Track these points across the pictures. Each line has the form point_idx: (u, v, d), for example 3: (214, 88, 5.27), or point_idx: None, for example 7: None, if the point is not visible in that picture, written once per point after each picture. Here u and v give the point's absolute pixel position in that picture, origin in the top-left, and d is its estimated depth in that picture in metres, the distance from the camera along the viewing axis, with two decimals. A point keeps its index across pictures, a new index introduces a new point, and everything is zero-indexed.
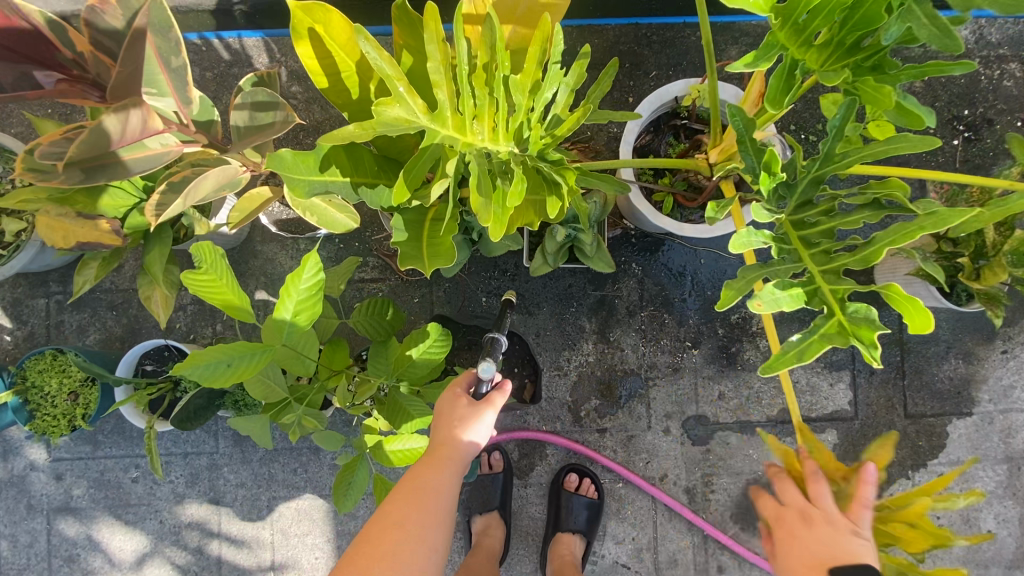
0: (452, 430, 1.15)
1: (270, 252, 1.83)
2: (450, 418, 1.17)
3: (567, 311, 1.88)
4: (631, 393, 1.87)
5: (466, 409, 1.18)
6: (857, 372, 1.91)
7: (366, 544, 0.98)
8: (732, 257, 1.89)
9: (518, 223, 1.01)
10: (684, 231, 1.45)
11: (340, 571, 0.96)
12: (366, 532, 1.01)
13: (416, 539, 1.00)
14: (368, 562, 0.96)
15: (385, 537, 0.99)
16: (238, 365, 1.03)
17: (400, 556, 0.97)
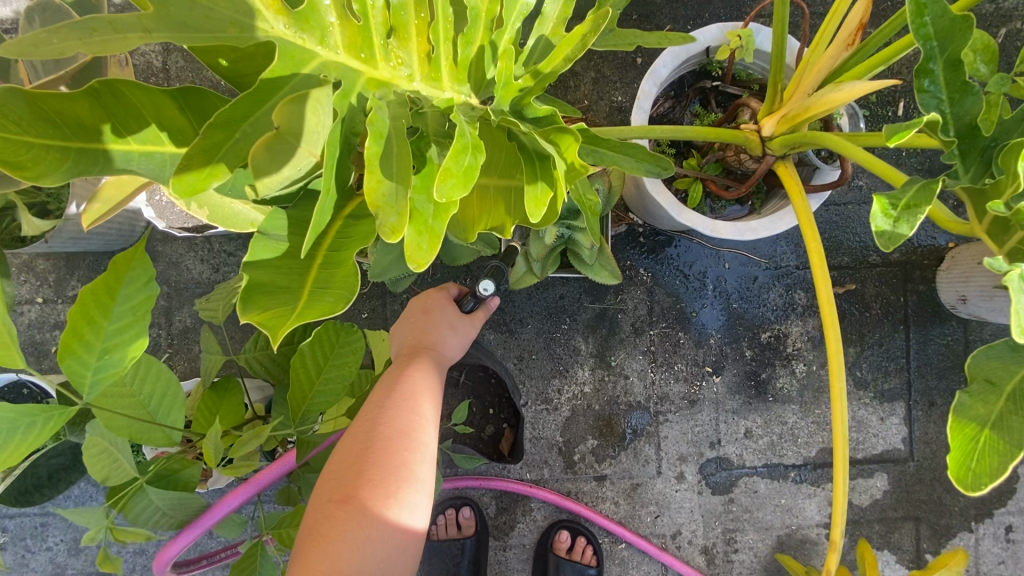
0: (444, 333, 1.00)
1: (174, 254, 1.43)
2: (434, 325, 1.00)
3: (557, 329, 1.49)
4: (637, 432, 1.50)
5: (451, 315, 1.03)
6: (913, 403, 1.55)
7: (363, 456, 0.79)
8: (762, 262, 1.52)
9: (484, 222, 0.64)
10: (718, 232, 1.06)
11: (335, 487, 0.77)
12: (358, 443, 0.81)
13: (424, 444, 0.83)
14: (372, 473, 0.78)
15: (389, 443, 0.81)
16: (5, 444, 0.69)
17: (409, 463, 0.80)
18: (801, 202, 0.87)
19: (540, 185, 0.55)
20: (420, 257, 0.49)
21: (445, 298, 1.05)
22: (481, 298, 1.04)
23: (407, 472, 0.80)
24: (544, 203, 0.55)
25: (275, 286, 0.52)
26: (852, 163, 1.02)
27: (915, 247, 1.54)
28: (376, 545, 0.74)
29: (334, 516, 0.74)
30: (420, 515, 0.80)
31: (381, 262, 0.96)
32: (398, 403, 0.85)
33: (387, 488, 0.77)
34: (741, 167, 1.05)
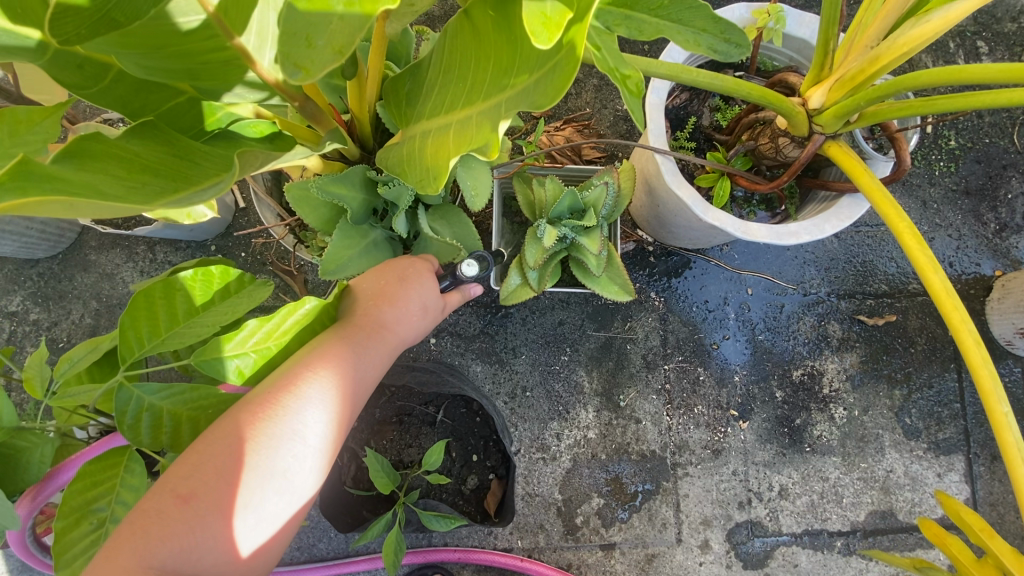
0: (404, 313, 0.75)
1: (109, 265, 1.23)
2: (394, 290, 0.75)
3: (555, 362, 1.27)
4: (650, 490, 1.24)
5: (426, 291, 0.77)
6: (974, 456, 1.31)
7: (237, 448, 0.59)
8: (789, 289, 1.33)
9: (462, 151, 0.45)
10: (753, 233, 0.90)
11: (186, 474, 0.57)
12: (238, 430, 0.59)
13: (316, 451, 0.63)
14: (228, 466, 0.58)
15: (272, 438, 0.61)
16: None
17: (288, 469, 0.61)
18: (870, 180, 0.73)
19: (553, 2, 0.32)
20: (309, 58, 0.34)
21: (428, 268, 0.80)
22: (459, 279, 0.84)
23: (282, 482, 0.61)
24: (564, 26, 0.31)
25: (77, 186, 0.36)
26: (910, 152, 0.85)
27: (958, 275, 1.39)
28: (206, 557, 0.56)
29: (168, 511, 0.56)
30: (278, 534, 0.61)
31: (337, 255, 0.79)
32: (287, 383, 0.62)
33: (248, 492, 0.59)
34: (779, 156, 0.88)
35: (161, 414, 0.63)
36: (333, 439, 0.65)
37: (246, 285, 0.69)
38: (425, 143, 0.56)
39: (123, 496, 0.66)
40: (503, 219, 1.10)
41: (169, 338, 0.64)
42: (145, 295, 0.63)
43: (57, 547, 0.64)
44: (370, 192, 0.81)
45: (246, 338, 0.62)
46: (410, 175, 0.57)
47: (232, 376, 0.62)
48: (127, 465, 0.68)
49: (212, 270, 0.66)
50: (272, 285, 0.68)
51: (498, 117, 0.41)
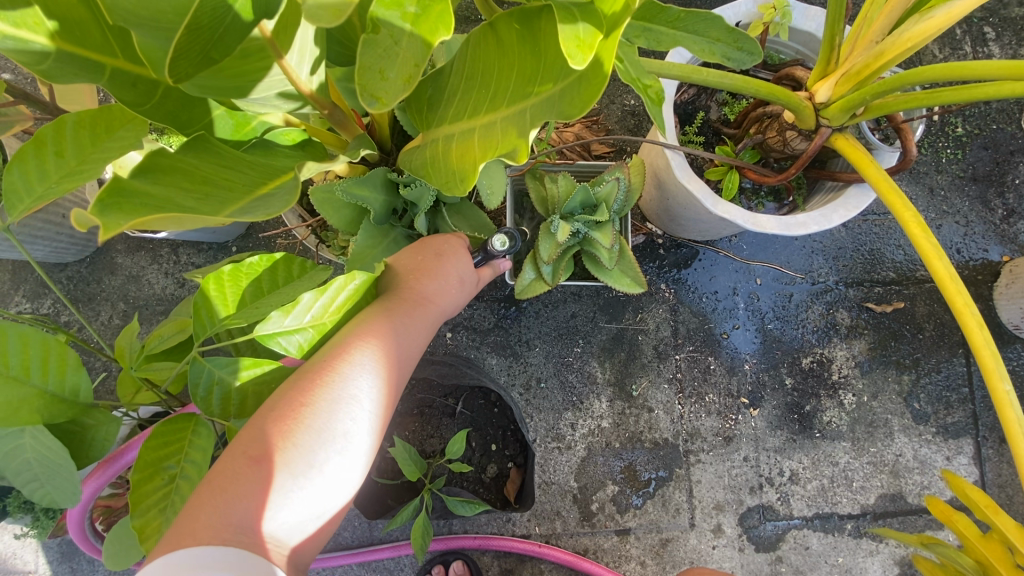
0: (443, 286, 0.78)
1: (135, 267, 1.27)
2: (435, 264, 0.78)
3: (569, 354, 1.30)
4: (664, 476, 1.28)
5: (464, 264, 0.80)
6: (982, 439, 1.33)
7: (297, 413, 0.62)
8: (797, 278, 1.35)
9: (489, 154, 0.48)
10: (761, 224, 0.92)
11: (256, 437, 0.61)
12: (299, 395, 0.63)
13: (371, 415, 0.66)
14: (292, 430, 0.62)
15: (331, 402, 0.64)
16: None
17: (347, 431, 0.64)
18: (876, 170, 0.75)
19: (584, 24, 0.36)
20: (384, 90, 0.41)
21: (461, 242, 0.82)
22: (490, 254, 0.84)
23: (343, 443, 0.64)
24: (595, 47, 0.35)
25: (160, 198, 0.41)
26: (915, 143, 0.87)
27: (965, 262, 1.40)
28: (280, 512, 0.60)
29: (241, 471, 0.59)
30: (342, 494, 0.65)
31: (363, 254, 0.82)
32: (340, 351, 0.65)
33: (312, 452, 0.62)
34: (787, 149, 0.90)
35: (230, 390, 0.66)
36: (384, 403, 0.69)
37: (307, 270, 0.71)
38: (449, 146, 0.59)
39: (193, 456, 0.71)
40: (516, 215, 1.13)
41: (235, 316, 0.67)
42: (211, 278, 0.65)
43: (133, 496, 0.67)
44: (390, 193, 0.84)
45: (304, 313, 0.61)
46: (435, 177, 0.60)
47: (291, 348, 0.63)
48: (195, 428, 0.72)
49: (275, 255, 0.68)
50: (332, 270, 0.69)
51: (523, 125, 0.43)
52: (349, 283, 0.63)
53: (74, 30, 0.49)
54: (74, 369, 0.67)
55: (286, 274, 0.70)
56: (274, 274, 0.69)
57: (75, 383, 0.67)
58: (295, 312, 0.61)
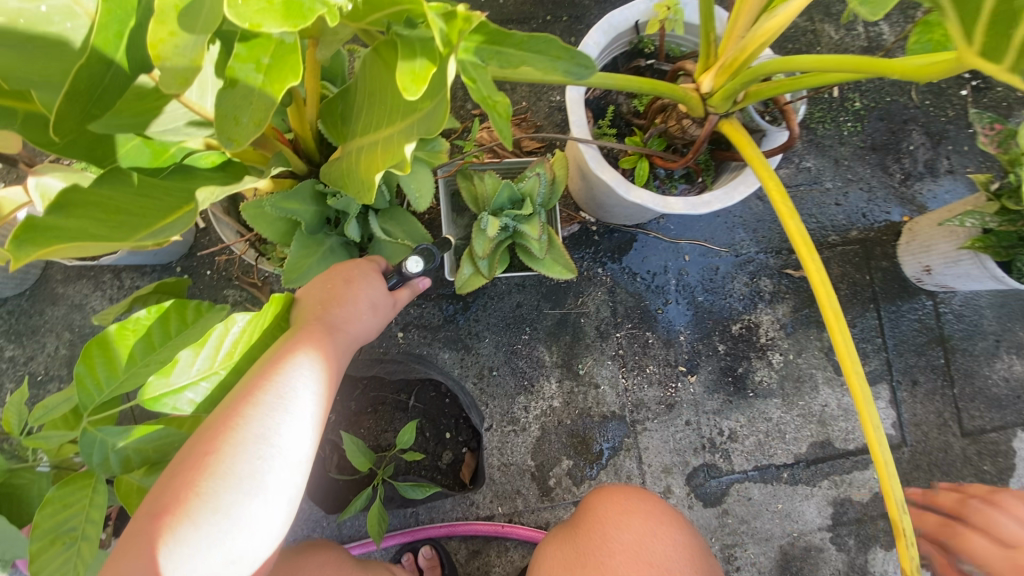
0: (354, 311, 0.82)
1: (78, 296, 1.27)
2: (346, 295, 0.82)
3: (517, 341, 1.37)
4: (615, 446, 1.36)
5: (376, 292, 0.85)
6: (896, 384, 1.48)
7: (200, 464, 0.63)
8: (722, 252, 1.46)
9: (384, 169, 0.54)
10: (670, 206, 1.01)
11: (160, 494, 0.62)
12: (203, 444, 0.64)
13: (282, 450, 0.66)
14: (195, 482, 0.62)
15: (235, 446, 0.64)
16: None
17: (254, 473, 0.64)
18: (752, 149, 0.84)
19: (421, 60, 0.44)
20: (237, 133, 0.47)
21: (372, 269, 0.88)
22: (405, 277, 0.88)
23: (254, 480, 0.64)
24: (428, 80, 0.43)
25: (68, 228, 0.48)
26: (798, 122, 0.98)
27: (872, 224, 1.53)
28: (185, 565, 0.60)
29: (146, 529, 0.60)
30: (261, 533, 0.65)
31: (298, 264, 0.88)
32: (242, 395, 0.66)
33: (221, 494, 0.62)
34: (686, 136, 0.99)
35: (127, 452, 0.69)
36: (298, 439, 0.68)
37: (203, 314, 0.71)
38: (360, 158, 0.64)
39: (94, 514, 0.72)
40: (452, 214, 1.19)
41: (125, 378, 0.69)
42: (99, 339, 0.67)
43: (33, 564, 0.69)
44: (321, 204, 0.89)
45: (189, 369, 0.65)
46: (351, 188, 0.65)
47: (183, 406, 0.66)
48: (94, 485, 0.74)
49: (162, 305, 0.67)
50: (229, 310, 0.71)
51: (410, 135, 0.51)
52: (229, 327, 0.65)
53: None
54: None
55: (179, 320, 0.70)
56: (167, 327, 0.70)
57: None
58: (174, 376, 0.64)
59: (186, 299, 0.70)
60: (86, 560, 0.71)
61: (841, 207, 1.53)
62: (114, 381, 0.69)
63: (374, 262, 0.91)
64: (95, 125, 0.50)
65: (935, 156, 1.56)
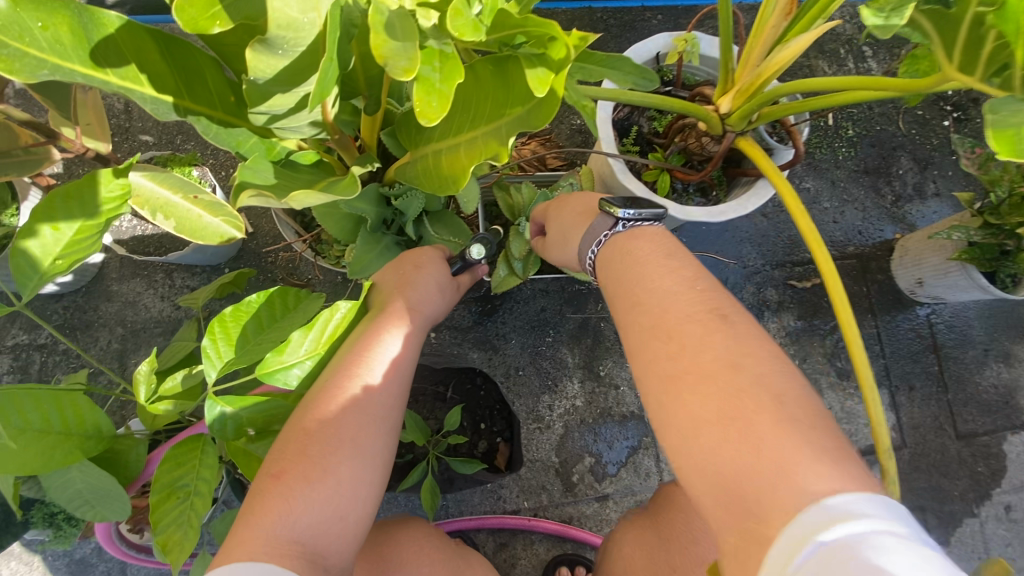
0: (423, 297, 0.94)
1: (131, 293, 1.35)
2: (415, 285, 0.94)
3: (542, 343, 1.46)
4: (634, 445, 1.44)
5: (442, 277, 0.98)
6: (895, 389, 1.58)
7: (308, 430, 0.74)
8: (731, 263, 1.57)
9: (474, 163, 0.65)
10: (691, 214, 1.12)
11: (277, 458, 0.73)
12: (308, 412, 0.76)
13: (373, 414, 0.79)
14: (306, 445, 0.73)
15: (335, 412, 0.76)
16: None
17: (353, 434, 0.76)
18: (768, 162, 0.96)
19: (542, 69, 0.56)
20: (432, 111, 0.56)
21: (436, 255, 1.01)
22: (467, 262, 1.03)
23: (357, 447, 0.76)
24: (550, 83, 0.55)
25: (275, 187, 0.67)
26: (803, 142, 1.11)
27: (867, 241, 1.66)
28: (308, 515, 0.70)
29: (269, 487, 0.71)
30: (365, 488, 0.76)
31: (362, 258, 0.97)
32: (338, 369, 0.79)
33: (333, 455, 0.74)
34: (705, 152, 1.12)
35: (242, 419, 0.78)
36: (385, 406, 0.80)
37: (300, 300, 0.84)
38: (438, 159, 0.75)
39: (203, 473, 0.82)
40: (487, 221, 1.29)
41: (242, 354, 0.78)
42: (219, 320, 0.76)
43: (154, 515, 0.78)
44: (382, 205, 0.99)
45: (299, 348, 0.76)
46: (431, 186, 0.76)
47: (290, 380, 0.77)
48: (203, 449, 0.83)
49: (271, 291, 0.80)
50: (322, 298, 0.85)
51: (502, 135, 0.62)
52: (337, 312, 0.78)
53: (157, 80, 0.68)
54: (90, 410, 0.79)
55: (282, 306, 0.82)
56: (273, 309, 0.81)
57: (94, 421, 0.79)
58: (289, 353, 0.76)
59: (288, 286, 0.83)
60: (197, 513, 0.80)
61: (838, 224, 1.65)
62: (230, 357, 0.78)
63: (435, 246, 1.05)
64: (259, 82, 0.56)
65: (922, 179, 1.71)
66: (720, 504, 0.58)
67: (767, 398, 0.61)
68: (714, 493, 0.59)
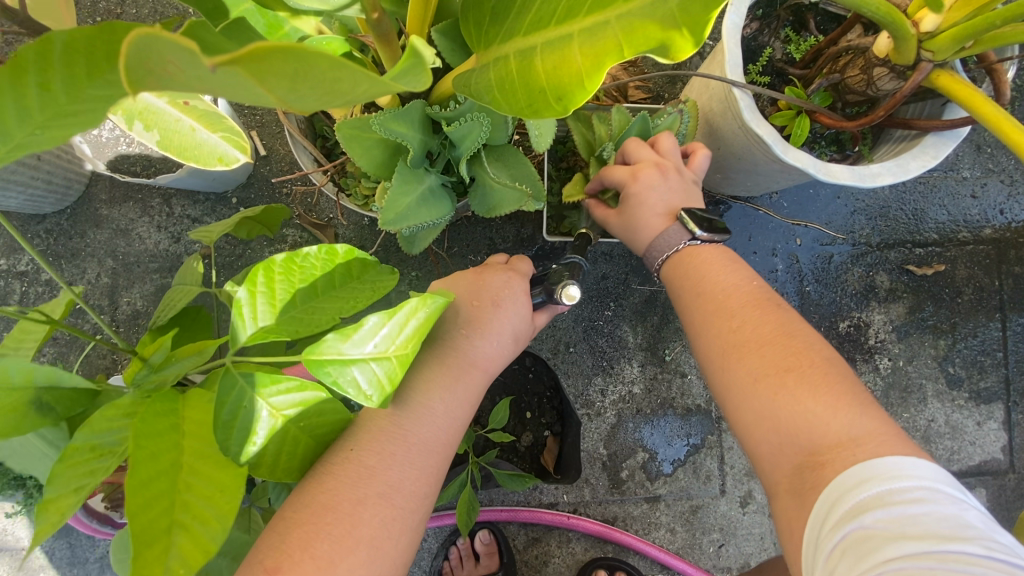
0: (495, 342, 0.75)
1: (123, 220, 1.14)
2: (485, 314, 0.75)
3: (599, 317, 1.23)
4: (696, 443, 1.23)
5: (522, 307, 0.78)
6: (1012, 404, 1.32)
7: (326, 506, 0.59)
8: (838, 238, 1.29)
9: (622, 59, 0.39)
10: (835, 174, 0.84)
11: (276, 545, 0.57)
12: (324, 490, 0.60)
13: (408, 487, 0.63)
14: (324, 529, 0.58)
15: (359, 483, 0.61)
16: None
17: (381, 509, 0.61)
18: (993, 107, 0.67)
19: None
20: None
21: (521, 288, 0.79)
22: (551, 301, 0.82)
23: (383, 508, 0.61)
24: None
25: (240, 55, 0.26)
26: (1006, 85, 0.81)
27: (1008, 224, 1.32)
28: None
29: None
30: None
31: (398, 201, 0.73)
32: (376, 431, 0.64)
33: (355, 517, 0.59)
34: (869, 91, 0.81)
35: (262, 414, 0.56)
36: (422, 472, 0.65)
37: (367, 269, 0.61)
38: (530, 62, 0.48)
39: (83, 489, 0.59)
40: (550, 163, 1.03)
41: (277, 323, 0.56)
42: (268, 264, 0.55)
43: None
44: (427, 131, 0.74)
45: (371, 339, 0.53)
46: (510, 104, 0.49)
47: (351, 385, 0.54)
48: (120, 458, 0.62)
49: (337, 251, 0.57)
50: (397, 276, 0.61)
51: (668, 14, 0.37)
52: (420, 309, 0.54)
53: None
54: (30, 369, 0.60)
55: (345, 272, 0.60)
56: (334, 267, 0.58)
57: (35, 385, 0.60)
58: (357, 337, 0.53)
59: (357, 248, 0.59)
60: None
61: (976, 200, 1.32)
62: (272, 323, 0.55)
63: (521, 271, 0.83)
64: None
65: None
66: (776, 447, 0.64)
67: (833, 366, 0.66)
68: (772, 441, 0.64)
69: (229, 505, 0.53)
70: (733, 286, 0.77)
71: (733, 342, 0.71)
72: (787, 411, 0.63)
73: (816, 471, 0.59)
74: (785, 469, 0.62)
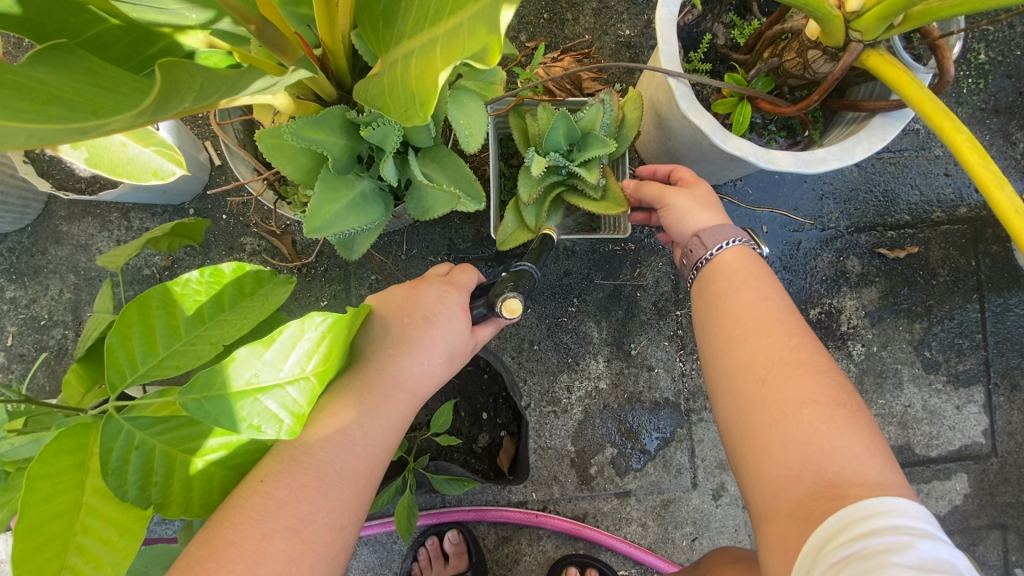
0: (426, 363, 0.74)
1: (83, 236, 1.15)
2: (412, 333, 0.74)
3: (563, 314, 1.22)
4: (666, 437, 1.22)
5: (454, 323, 0.77)
6: (993, 387, 1.29)
7: (238, 535, 0.58)
8: (806, 224, 1.26)
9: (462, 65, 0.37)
10: (776, 162, 0.82)
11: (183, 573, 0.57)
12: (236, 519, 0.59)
13: (322, 519, 0.62)
14: (229, 557, 0.57)
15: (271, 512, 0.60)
16: None
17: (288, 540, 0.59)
18: (919, 89, 0.65)
19: None
20: None
21: (457, 303, 0.78)
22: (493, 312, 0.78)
23: (293, 540, 0.60)
24: None
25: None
26: (952, 62, 0.77)
27: (984, 202, 1.28)
28: None
29: None
30: None
31: (322, 210, 0.71)
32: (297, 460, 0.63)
33: (262, 548, 0.58)
34: (807, 74, 0.79)
35: (152, 452, 0.56)
36: (342, 507, 0.64)
37: (261, 284, 0.64)
38: (408, 65, 0.47)
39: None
40: (499, 161, 1.01)
41: (166, 355, 0.59)
42: (147, 296, 0.58)
43: None
44: (352, 136, 0.73)
45: (257, 362, 0.52)
46: (393, 107, 0.48)
47: (256, 420, 0.52)
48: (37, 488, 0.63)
49: (222, 273, 0.61)
50: (293, 284, 0.66)
51: (497, 14, 0.34)
52: (307, 327, 0.52)
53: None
54: None
55: (236, 292, 0.63)
56: (221, 291, 0.61)
57: None
58: (236, 370, 0.52)
59: (246, 267, 0.62)
60: None
61: (950, 178, 1.28)
62: (157, 357, 0.58)
63: (460, 283, 0.81)
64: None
65: None
66: (789, 472, 0.57)
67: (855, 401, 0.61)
68: (784, 465, 0.58)
69: (125, 550, 0.56)
70: (759, 299, 0.70)
71: (756, 358, 0.65)
72: (809, 437, 0.57)
73: (836, 501, 0.54)
74: (793, 495, 0.57)
